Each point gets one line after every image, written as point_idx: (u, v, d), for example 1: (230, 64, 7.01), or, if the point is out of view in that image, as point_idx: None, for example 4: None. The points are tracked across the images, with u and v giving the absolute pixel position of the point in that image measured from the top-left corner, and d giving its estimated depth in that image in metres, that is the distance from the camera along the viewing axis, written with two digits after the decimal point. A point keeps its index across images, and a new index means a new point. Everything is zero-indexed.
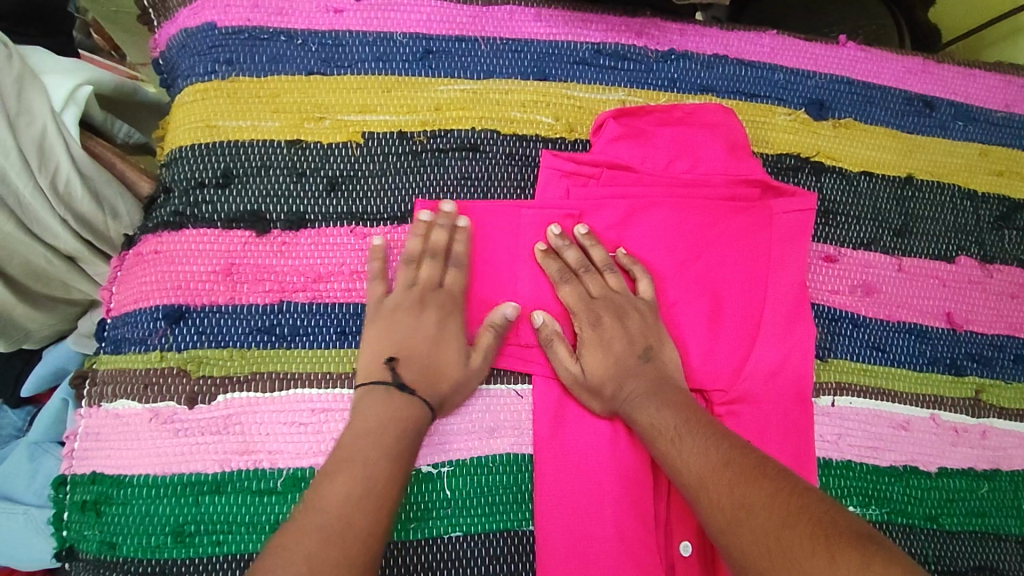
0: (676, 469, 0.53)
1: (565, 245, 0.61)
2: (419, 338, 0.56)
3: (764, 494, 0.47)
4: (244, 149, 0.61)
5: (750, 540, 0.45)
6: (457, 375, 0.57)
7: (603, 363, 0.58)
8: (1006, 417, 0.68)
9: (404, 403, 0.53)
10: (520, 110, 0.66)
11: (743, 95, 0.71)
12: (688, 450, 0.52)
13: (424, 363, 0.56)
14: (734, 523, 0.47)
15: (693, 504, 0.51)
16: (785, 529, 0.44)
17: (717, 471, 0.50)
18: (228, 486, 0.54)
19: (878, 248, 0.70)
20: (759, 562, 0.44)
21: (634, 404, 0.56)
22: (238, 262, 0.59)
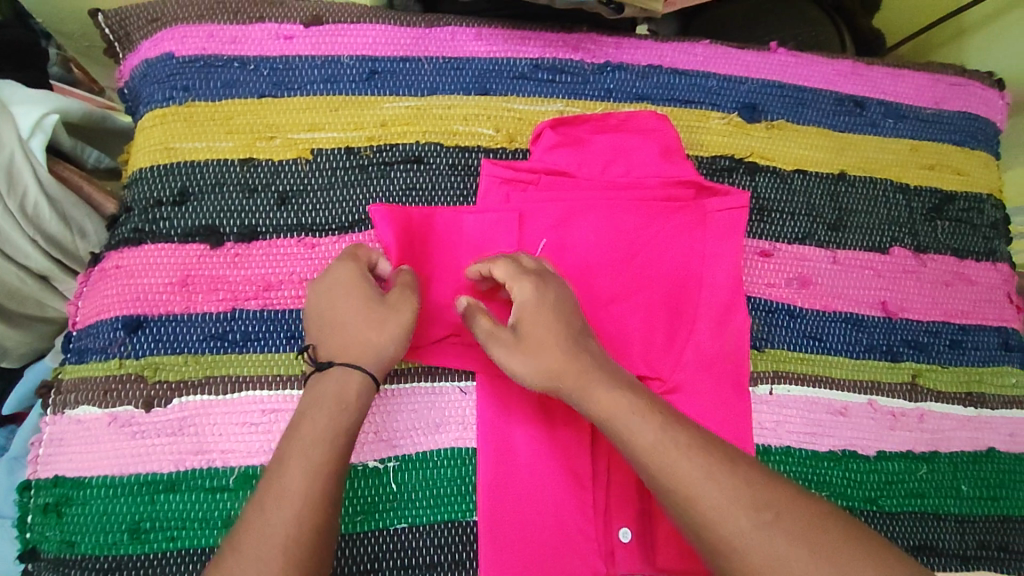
0: (672, 465, 0.49)
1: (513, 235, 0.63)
2: (324, 309, 0.57)
3: (780, 494, 0.48)
4: (200, 169, 0.65)
5: (782, 540, 0.46)
6: (369, 314, 0.56)
7: (545, 331, 0.55)
8: (943, 401, 0.70)
9: (330, 379, 0.54)
10: (461, 124, 0.70)
11: (678, 102, 0.75)
12: (688, 447, 0.50)
13: (336, 327, 0.56)
14: (763, 525, 0.46)
15: (698, 504, 0.48)
16: (814, 531, 0.46)
17: (728, 470, 0.49)
18: (182, 484, 0.58)
19: (812, 242, 0.73)
20: (792, 565, 0.45)
21: (574, 373, 0.54)
22: (194, 274, 0.63)
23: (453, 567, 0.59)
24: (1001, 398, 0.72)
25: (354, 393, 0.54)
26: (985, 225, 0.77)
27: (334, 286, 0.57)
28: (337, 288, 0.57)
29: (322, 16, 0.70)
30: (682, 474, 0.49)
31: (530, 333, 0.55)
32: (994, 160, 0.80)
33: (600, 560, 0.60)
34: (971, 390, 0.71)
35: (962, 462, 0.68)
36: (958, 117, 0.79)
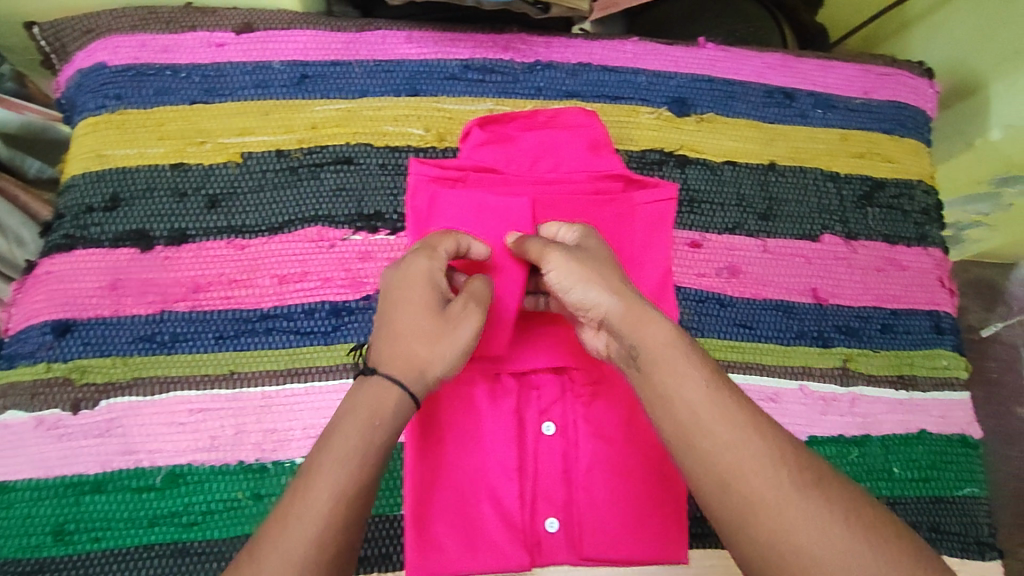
0: (716, 414, 0.45)
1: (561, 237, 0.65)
2: (389, 312, 0.53)
3: (816, 461, 0.45)
4: (130, 175, 0.67)
5: (819, 502, 0.43)
6: (434, 330, 0.51)
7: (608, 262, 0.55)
8: (875, 384, 0.71)
9: (374, 389, 0.49)
10: (392, 124, 0.71)
11: (607, 98, 0.76)
12: (735, 396, 0.47)
13: (393, 334, 0.51)
14: (803, 486, 0.43)
15: (744, 448, 0.44)
16: (849, 500, 0.43)
17: (774, 430, 0.46)
18: (108, 484, 0.59)
19: (742, 232, 0.74)
20: (823, 531, 0.42)
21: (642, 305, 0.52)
22: (123, 278, 0.64)
23: (381, 560, 0.62)
24: (932, 381, 0.73)
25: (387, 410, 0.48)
26: (916, 211, 0.78)
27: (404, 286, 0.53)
28: (405, 289, 0.53)
29: (254, 24, 0.72)
30: (726, 425, 0.45)
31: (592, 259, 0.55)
32: (925, 147, 0.81)
33: (526, 547, 0.61)
34: (902, 373, 0.72)
35: (894, 444, 0.69)
36: (888, 106, 0.80)
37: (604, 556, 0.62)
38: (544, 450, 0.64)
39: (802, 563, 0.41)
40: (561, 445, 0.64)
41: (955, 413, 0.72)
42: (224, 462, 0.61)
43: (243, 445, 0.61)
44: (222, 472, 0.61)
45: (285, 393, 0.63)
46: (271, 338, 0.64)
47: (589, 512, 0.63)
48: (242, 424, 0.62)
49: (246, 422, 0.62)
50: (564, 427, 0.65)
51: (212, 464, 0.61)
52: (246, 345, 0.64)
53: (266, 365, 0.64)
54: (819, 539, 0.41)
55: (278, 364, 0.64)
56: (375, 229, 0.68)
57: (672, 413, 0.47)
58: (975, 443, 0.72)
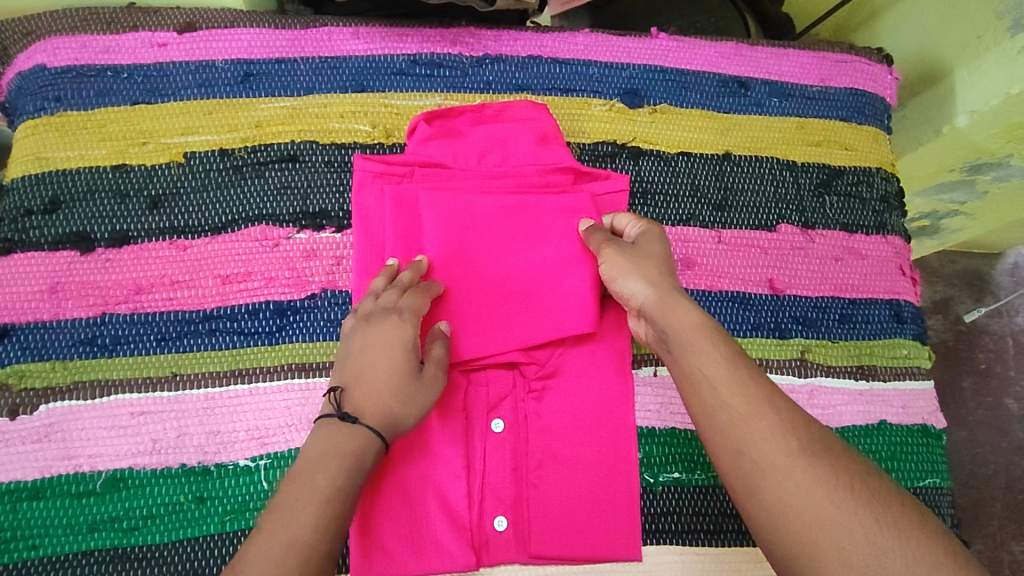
0: (731, 388, 0.51)
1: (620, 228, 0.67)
2: (362, 361, 0.56)
3: (825, 436, 0.50)
4: (71, 177, 0.66)
5: (826, 470, 0.47)
6: (406, 388, 0.56)
7: (657, 252, 0.60)
8: (834, 375, 0.70)
9: (349, 435, 0.52)
10: (338, 121, 0.70)
11: (558, 91, 0.75)
12: (753, 376, 0.52)
13: (369, 386, 0.55)
14: (810, 455, 0.48)
15: (756, 419, 0.49)
16: (854, 471, 0.47)
17: (787, 407, 0.50)
18: (47, 491, 0.58)
19: (697, 223, 0.73)
20: (827, 496, 0.46)
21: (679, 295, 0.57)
22: (63, 281, 0.63)
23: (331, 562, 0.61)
24: (893, 370, 0.71)
25: (365, 455, 0.52)
26: (874, 199, 0.77)
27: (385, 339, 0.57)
28: (385, 342, 0.57)
29: (196, 23, 0.71)
30: (741, 399, 0.50)
31: (640, 251, 0.60)
32: (884, 134, 0.80)
33: (475, 548, 0.60)
34: (863, 363, 0.71)
35: (854, 436, 0.68)
36: (845, 94, 0.79)
37: (554, 554, 0.61)
38: (492, 448, 0.62)
39: (805, 523, 0.45)
40: (510, 442, 0.63)
41: (917, 403, 0.70)
42: (166, 465, 0.59)
43: (185, 448, 0.60)
44: (165, 476, 0.59)
45: (228, 394, 0.62)
46: (213, 339, 0.63)
47: (538, 511, 0.61)
48: (185, 426, 0.61)
49: (189, 425, 0.61)
50: (514, 423, 0.63)
51: (153, 468, 0.59)
52: (189, 346, 0.63)
53: (209, 366, 0.62)
54: (822, 504, 0.45)
55: (222, 365, 0.63)
56: (321, 227, 0.67)
57: (696, 388, 0.52)
58: (937, 433, 0.70)
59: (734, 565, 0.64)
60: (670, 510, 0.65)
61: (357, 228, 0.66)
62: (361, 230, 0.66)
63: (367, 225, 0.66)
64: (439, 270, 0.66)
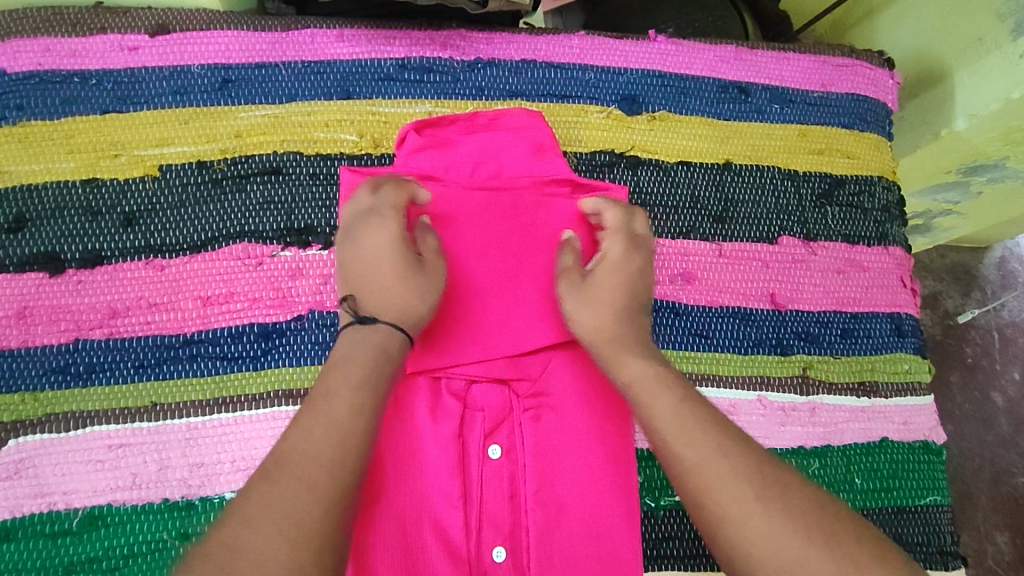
0: (679, 438, 0.49)
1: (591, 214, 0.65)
2: (363, 266, 0.55)
3: (782, 474, 0.47)
4: (38, 192, 0.62)
5: (781, 515, 0.44)
6: (415, 284, 0.55)
7: (617, 283, 0.58)
8: (835, 393, 0.69)
9: (369, 332, 0.52)
10: (323, 130, 0.67)
11: (554, 97, 0.72)
12: (699, 420, 0.49)
13: (377, 285, 0.54)
14: (766, 501, 0.45)
15: (704, 472, 0.47)
16: (814, 513, 0.45)
17: (738, 447, 0.48)
18: (20, 531, 0.55)
19: (697, 236, 0.71)
20: (789, 540, 0.44)
21: (629, 340, 0.55)
22: (31, 305, 0.60)
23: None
24: (894, 386, 0.70)
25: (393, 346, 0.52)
26: (876, 209, 0.75)
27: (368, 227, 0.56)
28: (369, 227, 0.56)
29: (169, 25, 0.67)
30: (693, 449, 0.48)
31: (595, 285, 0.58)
32: (885, 141, 0.78)
33: None
34: (864, 379, 0.70)
35: (856, 454, 0.67)
36: (847, 100, 0.77)
37: None
38: (489, 477, 0.60)
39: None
40: (508, 468, 0.60)
41: (918, 419, 0.70)
42: (148, 500, 0.56)
43: (168, 482, 0.57)
44: (146, 512, 0.56)
45: (212, 424, 0.59)
46: (195, 365, 0.60)
47: (539, 540, 0.58)
48: (167, 458, 0.58)
49: (171, 457, 0.58)
50: (510, 448, 0.61)
51: (134, 504, 0.56)
52: (167, 374, 0.60)
53: (191, 395, 0.59)
54: (782, 556, 0.43)
55: (205, 393, 0.59)
56: (307, 244, 0.64)
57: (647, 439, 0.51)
58: (938, 449, 0.69)
59: None
60: (670, 535, 0.63)
61: None
62: None
63: None
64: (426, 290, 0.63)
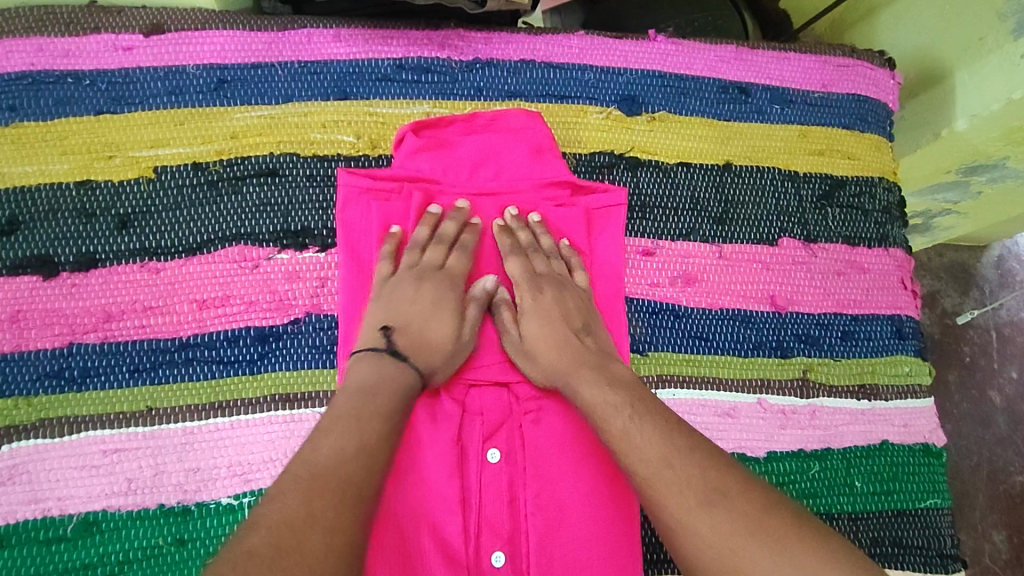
0: (628, 448, 0.50)
1: (518, 226, 0.65)
2: (409, 310, 0.59)
3: (729, 476, 0.47)
4: (31, 194, 0.61)
5: (720, 514, 0.45)
6: (449, 347, 0.59)
7: (537, 337, 0.60)
8: (836, 395, 0.68)
9: (391, 369, 0.55)
10: (320, 131, 0.66)
11: (553, 97, 0.71)
12: (644, 428, 0.51)
13: (412, 334, 0.58)
14: (708, 505, 0.45)
15: (649, 479, 0.48)
16: (762, 515, 0.45)
17: (682, 451, 0.49)
18: (14, 538, 0.54)
19: (697, 237, 0.70)
20: (728, 540, 0.44)
21: (567, 371, 0.58)
22: (25, 308, 0.59)
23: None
24: (894, 389, 0.70)
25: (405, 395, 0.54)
26: (876, 210, 0.75)
27: (436, 270, 0.62)
28: (437, 271, 0.62)
29: (164, 24, 0.66)
30: (638, 458, 0.49)
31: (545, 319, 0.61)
32: (886, 142, 0.77)
33: None
34: (864, 381, 0.69)
35: (856, 457, 0.67)
36: (847, 100, 0.76)
37: None
38: (488, 481, 0.59)
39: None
40: (507, 472, 0.60)
41: (918, 421, 0.69)
42: (143, 506, 0.56)
43: (164, 487, 0.56)
44: (142, 517, 0.56)
45: (209, 428, 0.58)
46: (191, 369, 0.59)
47: (538, 544, 0.58)
48: (162, 463, 0.57)
49: (167, 462, 0.57)
50: (510, 453, 0.60)
51: (129, 510, 0.56)
52: (162, 378, 0.59)
53: (187, 399, 0.59)
54: (724, 556, 0.44)
55: (201, 397, 0.59)
56: (303, 247, 0.63)
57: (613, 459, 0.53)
58: (938, 451, 0.69)
59: None
60: None
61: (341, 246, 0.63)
62: (345, 250, 0.63)
63: (352, 244, 0.63)
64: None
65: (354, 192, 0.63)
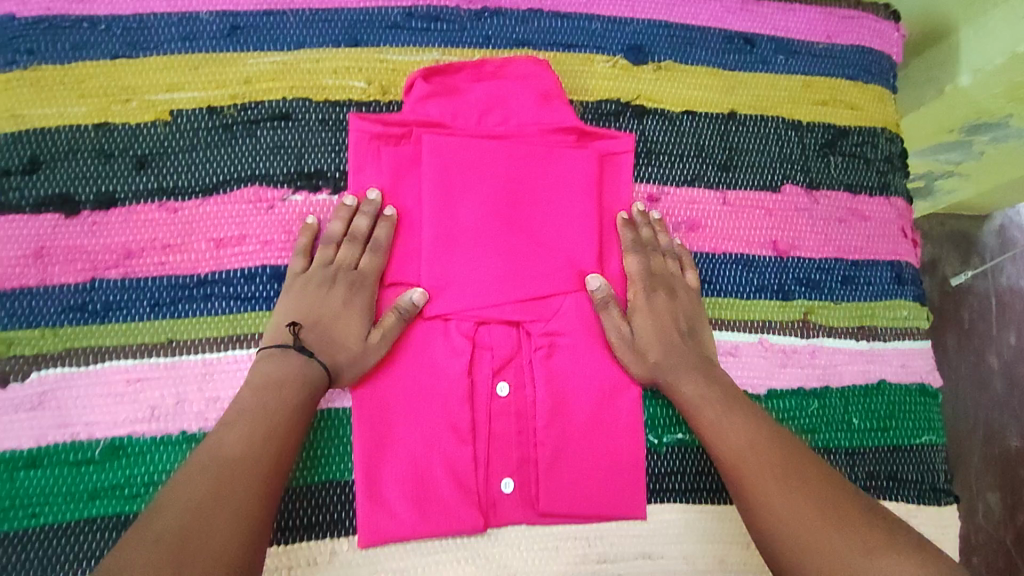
0: (727, 441, 0.58)
1: (643, 222, 0.67)
2: (318, 309, 0.60)
3: (809, 472, 0.54)
4: (51, 135, 0.63)
5: (799, 501, 0.52)
6: (355, 350, 0.59)
7: (651, 332, 0.63)
8: (836, 336, 0.70)
9: (294, 367, 0.57)
10: (331, 77, 0.67)
11: (560, 46, 0.72)
12: (737, 423, 0.58)
13: (319, 334, 0.59)
14: (788, 488, 0.53)
15: (739, 468, 0.56)
16: (836, 503, 0.51)
17: (772, 446, 0.56)
18: (45, 459, 0.57)
19: (701, 184, 0.72)
20: (805, 519, 0.50)
21: (682, 374, 0.62)
22: (49, 244, 0.61)
23: (295, 530, 0.60)
24: (893, 331, 0.72)
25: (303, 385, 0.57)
26: (879, 160, 0.76)
27: (348, 269, 0.62)
28: (351, 271, 0.62)
29: None
30: (736, 450, 0.57)
31: (658, 318, 0.64)
32: (889, 94, 0.78)
33: (480, 511, 0.60)
34: (864, 323, 0.71)
35: (854, 396, 0.69)
36: (852, 51, 0.77)
37: (563, 511, 0.62)
38: (495, 412, 0.62)
39: (790, 551, 0.50)
40: (515, 405, 0.63)
41: (915, 363, 0.71)
42: (166, 432, 0.58)
43: (185, 414, 0.59)
44: (165, 443, 0.58)
45: (227, 360, 0.60)
46: (209, 304, 0.61)
47: (546, 472, 0.61)
48: (184, 392, 0.59)
49: (188, 391, 0.59)
50: (518, 386, 0.63)
51: (153, 436, 0.58)
52: (181, 313, 0.61)
53: (207, 332, 0.61)
54: (801, 533, 0.50)
55: (220, 330, 0.61)
56: (317, 188, 0.65)
57: (719, 453, 0.58)
58: (935, 391, 0.71)
59: (737, 523, 0.65)
60: (672, 471, 0.65)
61: (354, 184, 0.65)
62: (359, 187, 0.64)
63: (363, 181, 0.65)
64: (429, 240, 0.63)
65: (364, 133, 0.65)
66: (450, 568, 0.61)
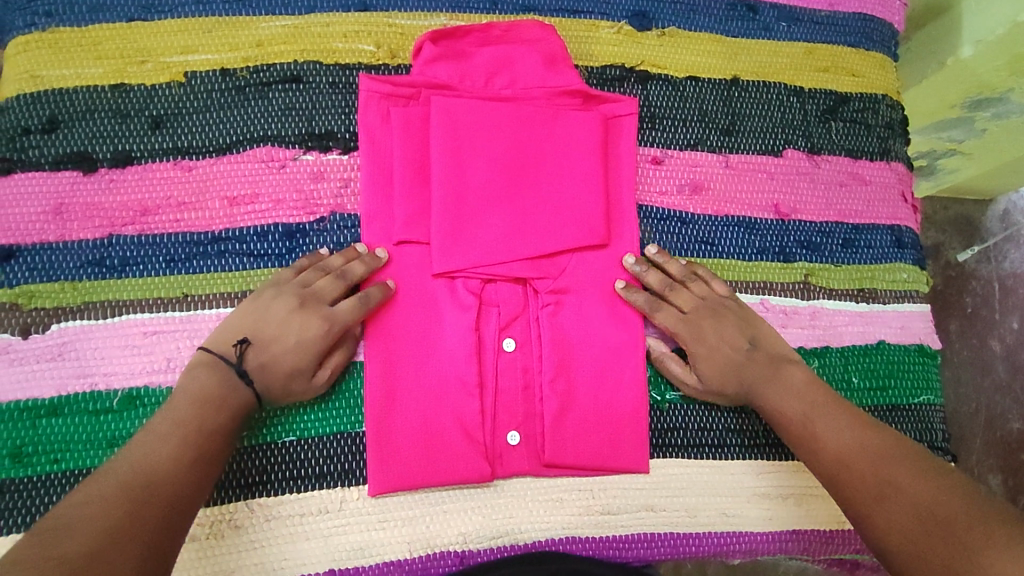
0: (822, 454, 0.56)
1: (643, 271, 0.66)
2: (275, 332, 0.58)
3: (903, 472, 0.51)
4: (68, 96, 0.64)
5: (897, 507, 0.50)
6: (298, 388, 0.59)
7: (720, 372, 0.63)
8: (835, 298, 0.72)
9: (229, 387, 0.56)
10: (341, 41, 0.69)
11: (565, 12, 0.73)
12: (823, 429, 0.57)
13: (268, 361, 0.58)
14: (882, 497, 0.51)
15: (835, 478, 0.55)
16: (936, 504, 0.48)
17: (860, 450, 0.54)
18: (65, 408, 0.59)
19: (704, 148, 0.73)
20: (904, 525, 0.48)
21: (759, 395, 0.62)
22: (67, 201, 0.62)
23: (308, 480, 0.61)
24: (892, 294, 0.73)
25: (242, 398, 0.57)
26: (880, 125, 0.76)
27: (319, 301, 0.60)
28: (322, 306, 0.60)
29: None
30: (829, 460, 0.56)
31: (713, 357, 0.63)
32: (891, 62, 0.79)
33: (488, 462, 0.62)
34: (863, 285, 0.72)
35: (853, 355, 0.70)
36: (853, 19, 0.78)
37: (567, 461, 0.63)
38: (501, 366, 0.64)
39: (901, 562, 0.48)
40: (521, 360, 0.64)
41: (914, 325, 0.73)
42: None
43: None
44: None
45: None
46: (223, 261, 0.63)
47: (551, 423, 0.63)
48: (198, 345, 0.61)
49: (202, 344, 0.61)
50: (523, 342, 0.65)
51: (168, 386, 0.60)
52: (195, 269, 0.62)
53: (220, 288, 0.62)
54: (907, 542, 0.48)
55: (233, 286, 0.63)
56: (327, 148, 0.66)
57: (818, 465, 0.57)
58: (933, 353, 0.72)
59: (736, 478, 0.66)
60: (675, 425, 0.66)
61: (365, 146, 0.66)
62: (370, 149, 0.66)
63: (374, 142, 0.66)
64: (440, 199, 0.64)
65: (374, 93, 0.66)
66: (458, 518, 0.62)
